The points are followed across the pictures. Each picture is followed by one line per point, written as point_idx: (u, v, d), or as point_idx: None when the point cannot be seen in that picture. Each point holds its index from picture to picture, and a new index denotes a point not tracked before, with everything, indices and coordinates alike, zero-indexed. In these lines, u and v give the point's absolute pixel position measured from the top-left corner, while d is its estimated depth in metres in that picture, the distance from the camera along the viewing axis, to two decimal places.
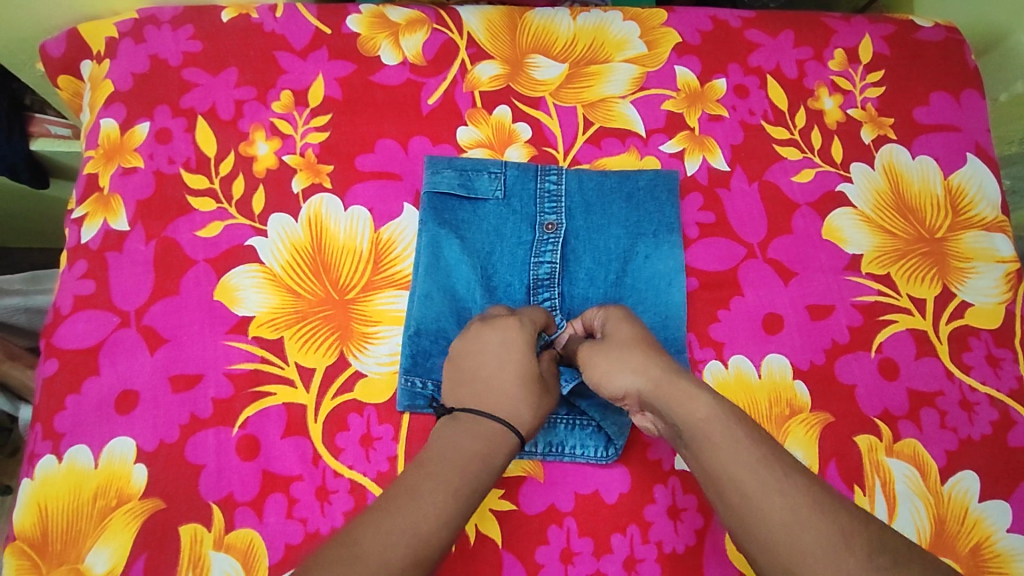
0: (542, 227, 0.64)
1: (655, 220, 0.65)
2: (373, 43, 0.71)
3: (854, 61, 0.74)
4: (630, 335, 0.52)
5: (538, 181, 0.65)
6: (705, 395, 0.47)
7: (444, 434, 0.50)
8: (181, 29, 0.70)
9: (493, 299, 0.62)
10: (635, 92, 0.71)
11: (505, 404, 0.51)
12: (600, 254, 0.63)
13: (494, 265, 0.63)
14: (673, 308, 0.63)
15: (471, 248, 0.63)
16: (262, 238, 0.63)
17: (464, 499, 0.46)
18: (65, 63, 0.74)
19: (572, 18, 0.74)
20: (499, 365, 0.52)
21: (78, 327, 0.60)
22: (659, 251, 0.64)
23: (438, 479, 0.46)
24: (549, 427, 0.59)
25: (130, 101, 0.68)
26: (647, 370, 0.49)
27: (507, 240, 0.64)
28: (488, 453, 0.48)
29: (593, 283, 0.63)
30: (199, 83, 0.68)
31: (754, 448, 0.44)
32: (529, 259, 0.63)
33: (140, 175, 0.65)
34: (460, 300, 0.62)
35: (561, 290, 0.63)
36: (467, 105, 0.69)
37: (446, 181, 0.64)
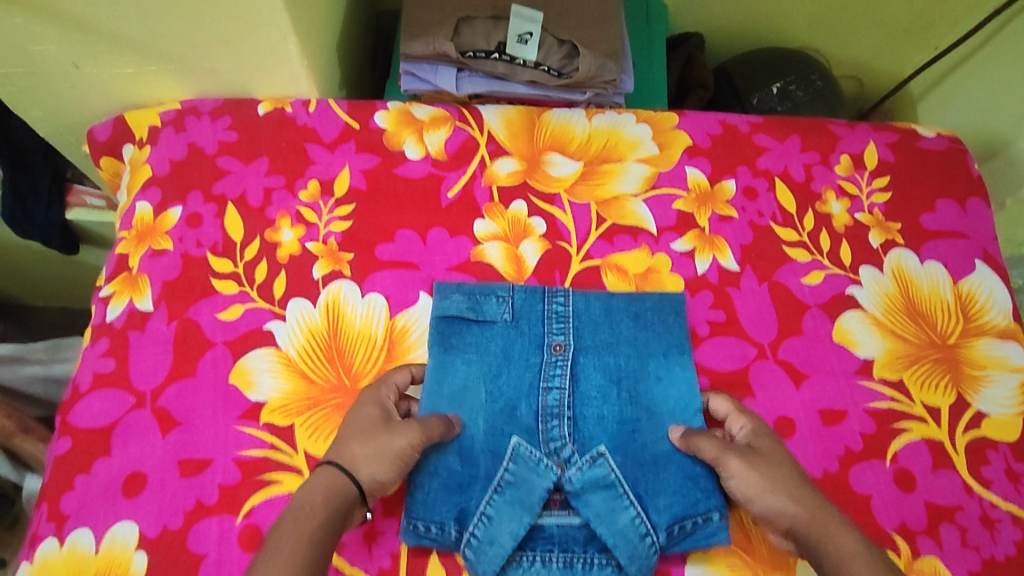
0: (550, 348, 0.64)
1: (665, 341, 0.65)
2: (398, 138, 0.75)
3: (860, 167, 0.76)
4: (772, 460, 0.55)
5: (546, 303, 0.66)
6: (849, 537, 0.50)
7: (307, 484, 0.51)
8: (219, 120, 0.74)
9: (501, 427, 0.60)
10: (647, 191, 0.74)
11: (341, 452, 0.53)
12: (610, 371, 0.63)
13: (501, 387, 0.62)
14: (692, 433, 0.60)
15: (480, 369, 0.62)
16: (280, 323, 0.65)
17: (294, 552, 0.45)
18: (109, 145, 0.80)
19: (587, 118, 0.77)
20: (357, 417, 0.56)
21: (94, 405, 0.61)
22: (670, 373, 0.63)
23: (267, 547, 0.46)
24: (566, 566, 0.57)
25: (165, 186, 0.71)
26: (793, 504, 0.52)
27: (515, 362, 0.63)
28: (329, 491, 0.50)
29: (606, 402, 0.62)
30: (232, 171, 0.72)
31: (875, 575, 0.47)
32: (538, 384, 0.62)
33: (168, 258, 0.68)
34: (462, 430, 0.59)
35: (573, 416, 0.61)
36: (485, 199, 0.72)
37: (456, 306, 0.65)
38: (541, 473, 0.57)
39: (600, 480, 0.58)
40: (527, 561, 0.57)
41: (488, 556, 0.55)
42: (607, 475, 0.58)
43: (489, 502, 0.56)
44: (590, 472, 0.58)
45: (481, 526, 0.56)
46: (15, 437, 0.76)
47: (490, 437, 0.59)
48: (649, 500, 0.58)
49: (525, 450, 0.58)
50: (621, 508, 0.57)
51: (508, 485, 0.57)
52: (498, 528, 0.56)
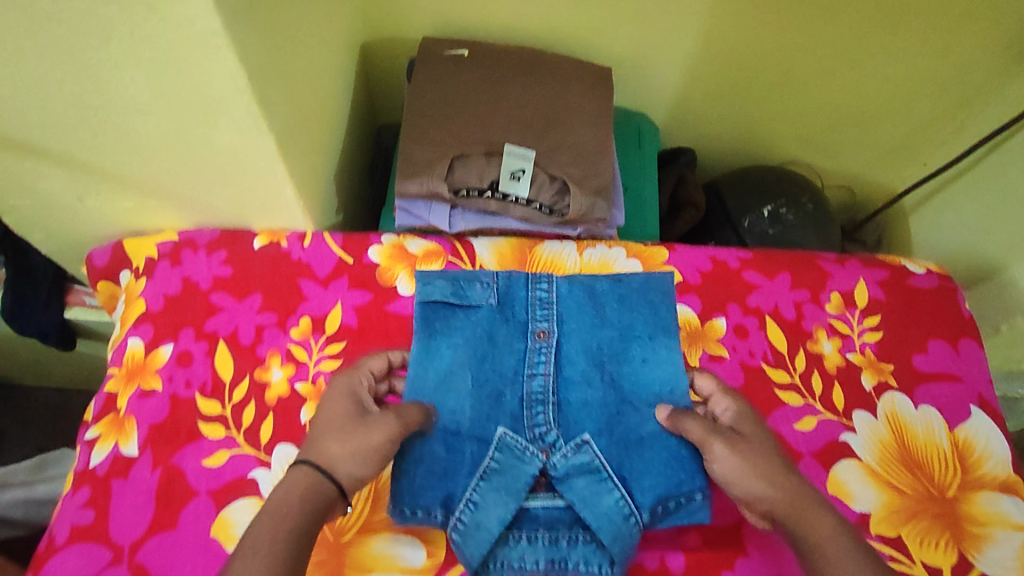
0: (534, 335, 0.65)
1: (649, 324, 0.66)
2: (391, 273, 0.76)
3: (851, 305, 0.76)
4: (755, 445, 0.56)
5: (530, 290, 0.67)
6: (830, 527, 0.51)
7: (277, 490, 0.49)
8: (214, 254, 0.76)
9: (487, 417, 0.61)
10: None
11: (313, 448, 0.52)
12: (592, 354, 0.64)
13: (487, 373, 0.63)
14: (670, 379, 0.63)
15: (467, 357, 0.63)
16: (265, 471, 0.64)
17: (274, 555, 0.45)
18: (106, 270, 0.82)
19: (578, 254, 0.79)
20: (330, 413, 0.55)
21: (69, 561, 0.59)
22: (655, 355, 0.64)
23: (241, 547, 0.45)
24: (551, 543, 0.59)
25: (158, 322, 0.72)
26: (777, 490, 0.53)
27: (500, 348, 0.64)
28: (308, 490, 0.49)
29: (590, 387, 0.63)
30: (225, 307, 0.73)
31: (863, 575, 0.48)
32: (523, 369, 0.63)
33: (156, 398, 0.68)
34: (447, 417, 0.60)
35: (557, 400, 0.62)
36: None
37: (439, 292, 0.66)
38: (528, 460, 0.59)
39: (583, 467, 0.59)
40: (514, 539, 0.59)
41: (476, 540, 0.57)
42: (592, 462, 0.59)
43: (475, 488, 0.58)
44: (574, 458, 0.60)
45: (468, 511, 0.57)
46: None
47: (476, 421, 0.61)
48: (634, 483, 0.59)
49: (512, 440, 0.60)
50: (605, 491, 0.58)
51: (494, 472, 0.58)
52: (485, 513, 0.57)
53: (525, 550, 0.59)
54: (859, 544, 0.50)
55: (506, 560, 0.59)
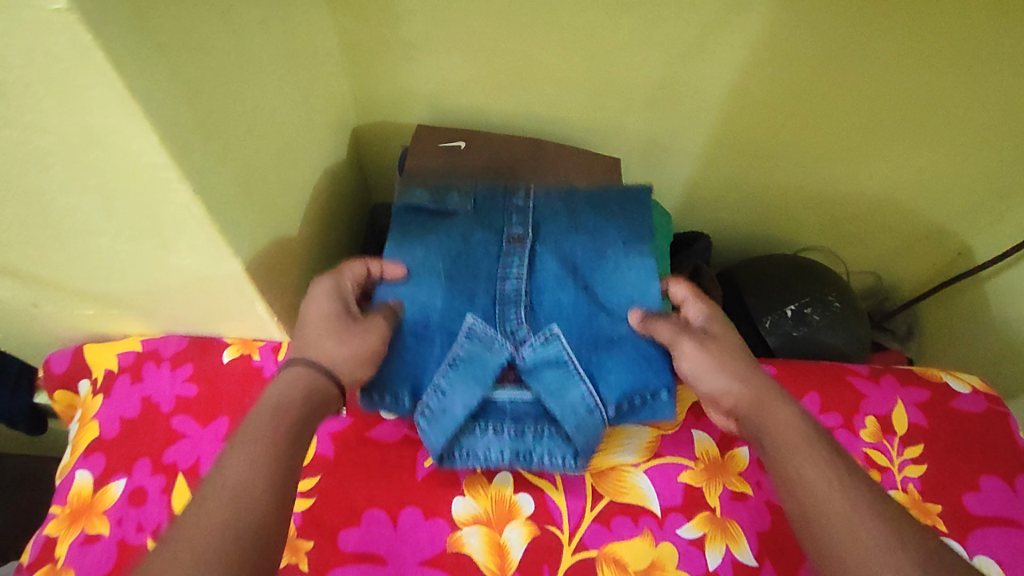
0: (509, 239, 0.66)
1: (624, 231, 0.67)
2: None
3: (888, 431, 0.68)
4: (727, 350, 0.60)
5: (508, 202, 0.69)
6: (789, 414, 0.55)
7: (255, 415, 0.51)
8: (179, 369, 0.69)
9: (459, 308, 0.63)
10: (649, 460, 0.66)
11: (313, 348, 0.56)
12: (566, 259, 0.65)
13: (463, 277, 0.64)
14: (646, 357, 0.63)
15: (441, 250, 0.65)
16: None
17: (274, 456, 0.48)
18: (64, 378, 0.74)
19: None
20: (316, 315, 0.57)
21: None
22: (629, 260, 0.65)
23: (238, 438, 0.49)
24: (517, 436, 0.62)
25: (110, 453, 0.64)
26: (742, 397, 0.57)
27: (475, 252, 0.65)
28: (309, 386, 0.54)
29: (563, 290, 0.64)
30: (187, 434, 0.65)
31: (826, 479, 0.50)
32: (496, 274, 0.65)
33: (101, 545, 0.59)
34: (417, 311, 0.62)
35: (531, 301, 0.64)
36: (467, 470, 0.65)
37: (420, 201, 0.69)
38: (495, 350, 0.61)
39: (553, 358, 0.61)
40: (480, 430, 0.62)
41: (440, 425, 0.60)
42: (559, 352, 0.61)
43: (444, 375, 0.60)
44: (546, 348, 0.62)
45: (436, 398, 0.60)
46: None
47: (447, 317, 0.62)
48: (599, 375, 0.62)
49: (481, 329, 0.61)
50: (573, 384, 0.61)
51: (462, 361, 0.60)
52: (451, 401, 0.60)
53: (491, 442, 0.62)
54: (825, 445, 0.53)
55: (472, 450, 0.62)
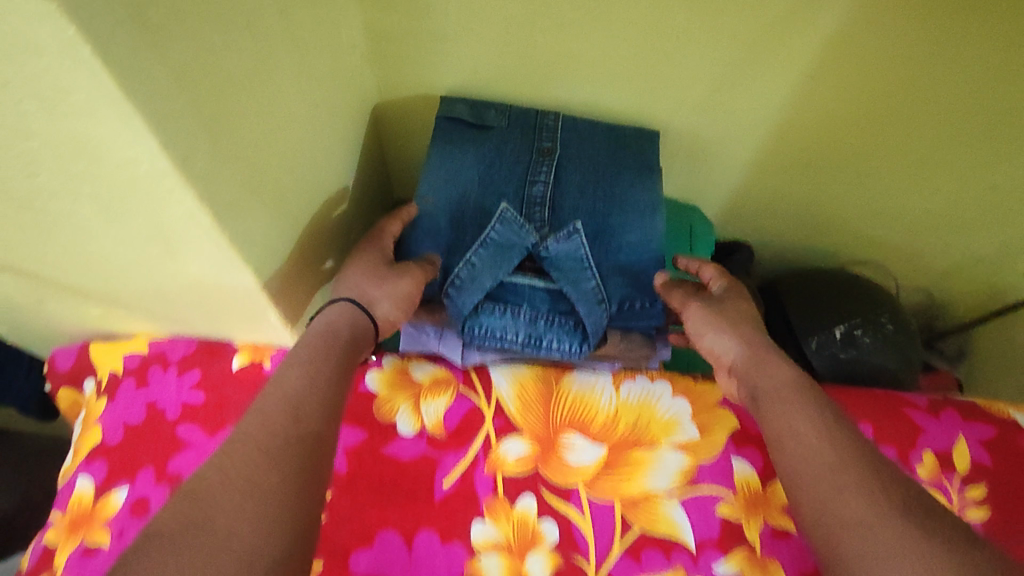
0: (539, 151, 0.69)
1: (640, 159, 0.71)
2: (391, 406, 0.64)
3: (949, 470, 0.62)
4: (743, 333, 0.58)
5: (539, 118, 0.71)
6: (790, 381, 0.53)
7: (281, 376, 0.49)
8: (187, 374, 0.65)
9: (490, 203, 0.67)
10: (684, 489, 0.61)
11: (346, 291, 0.57)
12: (587, 175, 0.69)
13: (494, 176, 0.68)
14: (651, 230, 0.68)
15: (478, 158, 0.69)
16: None
17: (327, 359, 0.51)
18: (70, 376, 0.72)
19: (614, 389, 0.65)
20: (351, 268, 0.59)
21: None
22: (641, 183, 0.70)
23: (295, 350, 0.51)
24: (531, 320, 0.63)
25: (113, 460, 0.61)
26: (750, 381, 0.55)
27: (506, 156, 0.69)
28: (351, 325, 0.54)
29: (583, 197, 0.68)
30: (192, 443, 0.62)
31: (822, 440, 0.48)
32: (525, 177, 0.68)
33: (100, 558, 0.56)
34: (451, 202, 0.67)
35: (554, 204, 0.68)
36: (487, 492, 0.60)
37: (460, 110, 0.70)
38: (525, 235, 0.64)
39: (574, 253, 0.65)
40: (498, 310, 0.63)
41: (469, 292, 0.63)
42: (579, 250, 0.65)
43: (474, 254, 0.64)
44: (564, 244, 0.65)
45: (466, 270, 0.63)
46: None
47: (479, 215, 0.67)
48: (606, 279, 0.66)
49: (511, 216, 0.65)
50: (584, 276, 0.65)
51: (491, 243, 0.64)
52: (481, 271, 0.63)
53: (508, 323, 0.63)
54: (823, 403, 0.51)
55: (491, 329, 0.63)
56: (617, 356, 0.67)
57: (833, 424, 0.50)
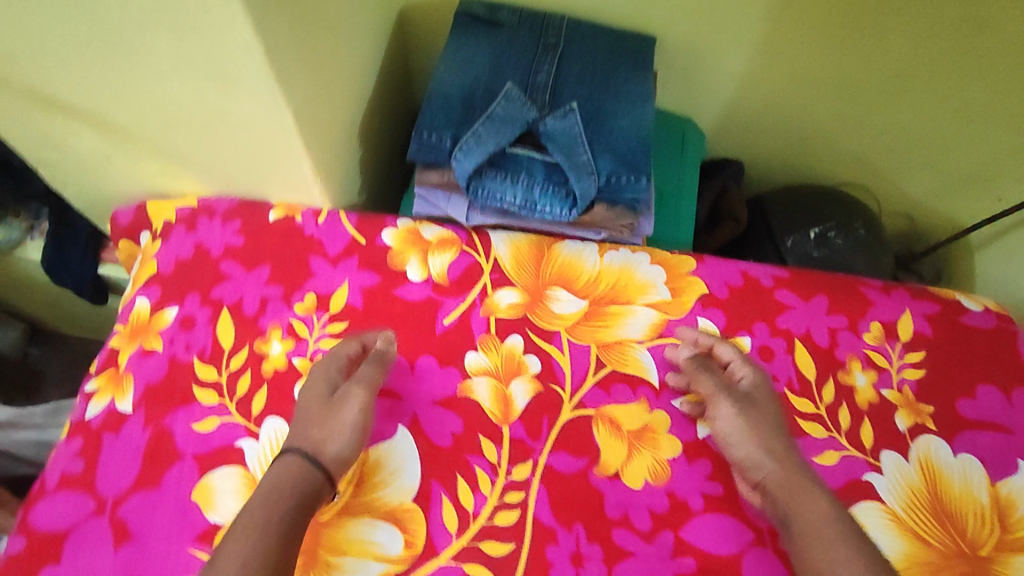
0: (545, 45, 0.78)
1: (635, 57, 0.79)
2: (402, 258, 0.73)
3: (892, 337, 0.70)
4: (763, 421, 0.62)
5: (546, 19, 0.80)
6: (808, 490, 0.57)
7: (250, 506, 0.52)
8: (229, 223, 0.75)
9: (498, 86, 0.76)
10: (653, 339, 0.70)
11: (298, 440, 0.58)
12: (586, 66, 0.77)
13: (503, 64, 0.77)
14: (641, 116, 0.76)
15: (490, 48, 0.77)
16: (251, 441, 0.63)
17: (273, 512, 0.52)
18: (128, 229, 0.82)
19: (599, 255, 0.74)
20: (302, 405, 0.60)
21: (54, 508, 0.60)
22: (635, 77, 0.78)
23: (250, 507, 0.52)
24: (527, 186, 0.72)
25: (167, 286, 0.71)
26: (765, 466, 0.59)
27: (515, 48, 0.78)
28: (296, 481, 0.54)
29: (581, 85, 0.76)
30: (232, 276, 0.72)
31: (837, 541, 0.53)
32: (531, 65, 0.77)
33: (155, 360, 0.67)
34: (464, 84, 0.76)
35: (554, 90, 0.76)
36: (481, 331, 0.70)
37: (477, 10, 0.80)
38: (526, 111, 0.73)
39: (569, 129, 0.73)
40: (499, 176, 0.72)
41: (474, 156, 0.71)
42: (573, 127, 0.73)
43: (481, 125, 0.72)
44: (561, 121, 0.73)
45: (472, 138, 0.72)
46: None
47: (488, 95, 0.75)
48: (598, 154, 0.73)
49: (515, 95, 0.74)
50: (577, 149, 0.72)
51: (496, 116, 0.72)
52: (485, 139, 0.71)
53: (507, 188, 0.72)
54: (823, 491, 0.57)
55: (492, 192, 0.72)
56: (604, 224, 0.75)
57: (838, 520, 0.55)
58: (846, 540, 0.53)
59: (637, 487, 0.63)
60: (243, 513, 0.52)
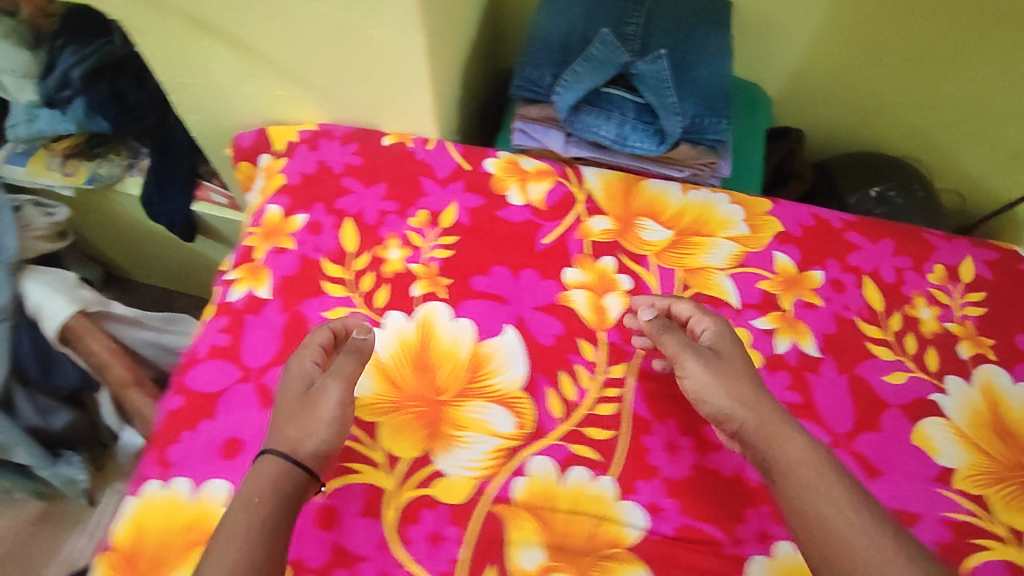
0: (633, 1, 0.85)
1: (713, 18, 0.86)
2: (503, 184, 0.80)
3: (954, 278, 0.77)
4: (724, 369, 0.62)
5: None
6: (785, 432, 0.57)
7: (228, 525, 0.51)
8: (348, 145, 0.82)
9: (592, 34, 0.83)
10: (734, 268, 0.76)
11: (275, 438, 0.57)
12: (671, 21, 0.85)
13: (596, 14, 0.84)
14: (720, 68, 0.83)
15: (583, 2, 0.85)
16: (377, 329, 0.71)
17: (270, 505, 0.53)
18: (249, 153, 0.89)
19: (682, 192, 0.81)
20: (294, 395, 0.60)
21: (206, 372, 0.68)
22: (714, 34, 0.85)
23: (234, 503, 0.53)
24: (620, 123, 0.79)
25: (295, 195, 0.78)
26: (744, 416, 0.59)
27: (606, 2, 0.85)
28: (276, 482, 0.54)
29: (667, 37, 0.84)
30: (353, 190, 0.79)
31: (825, 484, 0.53)
32: (621, 18, 0.84)
33: (288, 257, 0.74)
34: (561, 31, 0.83)
35: (642, 39, 0.83)
36: (577, 251, 0.76)
37: None
38: (619, 55, 0.80)
39: (658, 73, 0.80)
40: (594, 112, 0.79)
41: (574, 92, 0.78)
42: (662, 71, 0.80)
43: (579, 66, 0.79)
44: (650, 66, 0.80)
45: (572, 77, 0.79)
46: (82, 337, 0.84)
47: (583, 41, 0.82)
48: (683, 98, 0.80)
49: (610, 41, 0.80)
50: (665, 91, 0.79)
51: (593, 59, 0.80)
52: (583, 78, 0.78)
53: (601, 124, 0.79)
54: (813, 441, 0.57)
55: (588, 127, 0.79)
56: (687, 163, 0.82)
57: (829, 466, 0.55)
58: (831, 471, 0.54)
59: None
60: (233, 516, 0.52)
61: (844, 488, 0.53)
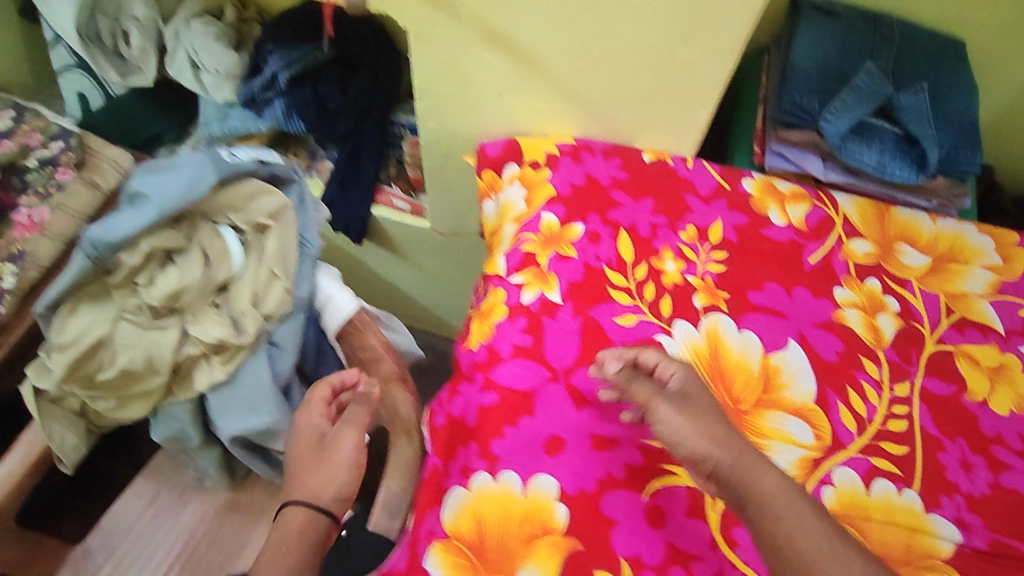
0: (881, 34, 0.89)
1: (953, 55, 0.90)
2: (763, 205, 0.84)
3: None
4: (694, 410, 0.59)
5: (874, 16, 0.91)
6: (759, 473, 0.54)
7: (261, 571, 0.60)
8: (610, 160, 0.87)
9: (849, 63, 0.86)
10: (993, 295, 0.79)
11: (302, 490, 0.66)
12: (918, 56, 0.89)
13: (849, 45, 0.88)
14: (968, 102, 0.87)
15: (834, 32, 0.89)
16: (668, 337, 0.73)
17: (299, 553, 0.61)
18: (495, 161, 0.90)
19: (932, 221, 0.84)
20: (302, 444, 0.70)
21: (515, 370, 0.72)
22: (957, 70, 0.89)
23: (264, 551, 0.62)
24: (883, 152, 0.83)
25: (569, 205, 0.82)
26: (728, 459, 0.55)
27: (856, 33, 0.89)
28: (304, 532, 0.63)
29: (917, 70, 0.87)
30: (624, 203, 0.83)
31: (808, 525, 0.50)
32: (873, 49, 0.87)
33: (572, 263, 0.78)
34: (820, 59, 0.86)
35: (897, 72, 0.86)
36: (843, 271, 0.80)
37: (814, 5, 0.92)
38: (883, 86, 0.84)
39: (920, 106, 0.83)
40: (858, 141, 0.83)
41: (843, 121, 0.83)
42: (923, 104, 0.84)
43: (845, 95, 0.84)
44: (911, 98, 0.84)
45: (840, 106, 0.83)
46: (362, 333, 0.89)
47: (842, 70, 0.86)
48: (940, 130, 0.84)
49: (872, 72, 0.84)
50: (927, 123, 0.83)
51: (858, 90, 0.84)
52: (852, 108, 0.83)
53: (867, 151, 0.83)
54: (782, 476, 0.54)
55: (855, 153, 0.83)
56: (938, 194, 0.87)
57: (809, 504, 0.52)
58: (804, 506, 0.51)
59: (1006, 414, 0.72)
60: (259, 565, 0.61)
61: (831, 529, 0.50)
